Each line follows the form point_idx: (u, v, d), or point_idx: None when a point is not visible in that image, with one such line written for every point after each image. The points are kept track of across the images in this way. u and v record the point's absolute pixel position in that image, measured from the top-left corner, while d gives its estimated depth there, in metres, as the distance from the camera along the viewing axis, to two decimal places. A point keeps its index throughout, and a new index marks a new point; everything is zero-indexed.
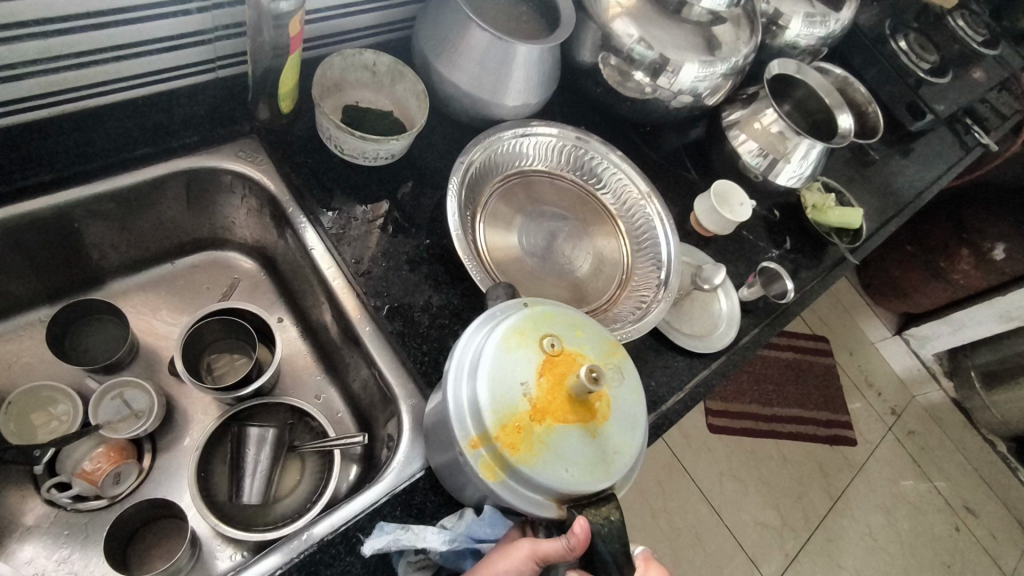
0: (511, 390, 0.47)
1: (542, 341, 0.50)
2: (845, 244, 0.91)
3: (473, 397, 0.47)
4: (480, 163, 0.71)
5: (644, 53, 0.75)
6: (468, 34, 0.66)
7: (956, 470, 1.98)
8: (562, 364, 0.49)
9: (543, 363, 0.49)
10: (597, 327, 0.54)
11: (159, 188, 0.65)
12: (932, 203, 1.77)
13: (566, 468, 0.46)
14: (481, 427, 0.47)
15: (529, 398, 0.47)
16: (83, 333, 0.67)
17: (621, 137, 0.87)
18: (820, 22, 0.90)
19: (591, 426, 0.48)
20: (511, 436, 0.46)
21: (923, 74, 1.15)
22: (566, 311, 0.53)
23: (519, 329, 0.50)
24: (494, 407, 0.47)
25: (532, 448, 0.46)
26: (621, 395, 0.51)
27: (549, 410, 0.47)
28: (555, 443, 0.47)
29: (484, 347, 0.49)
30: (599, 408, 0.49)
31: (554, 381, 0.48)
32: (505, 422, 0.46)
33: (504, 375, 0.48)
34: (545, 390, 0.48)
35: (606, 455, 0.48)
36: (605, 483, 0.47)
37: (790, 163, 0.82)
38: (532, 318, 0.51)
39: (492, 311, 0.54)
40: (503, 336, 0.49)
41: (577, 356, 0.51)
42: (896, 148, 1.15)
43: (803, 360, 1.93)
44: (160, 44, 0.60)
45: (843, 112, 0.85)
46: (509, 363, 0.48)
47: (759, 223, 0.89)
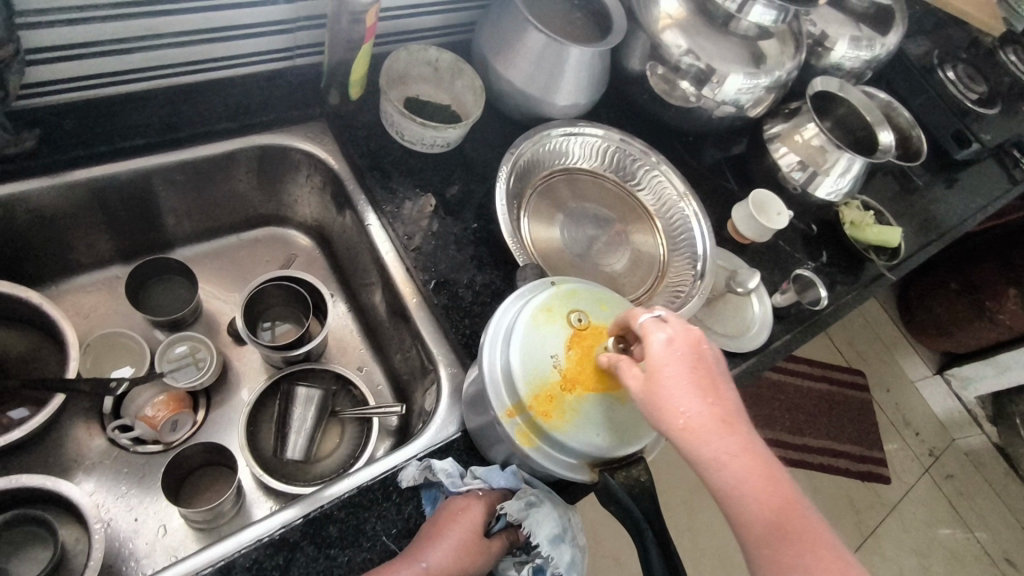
0: (541, 362, 0.50)
1: (569, 316, 0.52)
2: (883, 262, 0.92)
3: (507, 369, 0.50)
4: (528, 157, 0.75)
5: (691, 63, 0.78)
6: (525, 36, 0.71)
7: (997, 519, 1.90)
8: (589, 337, 0.52)
9: (571, 336, 0.52)
10: (621, 300, 0.56)
11: (235, 160, 0.71)
12: (979, 240, 1.74)
13: (597, 433, 0.49)
14: (516, 398, 0.50)
15: (559, 369, 0.50)
16: (155, 290, 0.74)
17: (664, 144, 0.91)
18: (866, 45, 0.93)
19: (619, 394, 0.51)
20: (544, 405, 0.49)
21: (971, 104, 1.15)
22: (592, 287, 0.56)
23: (547, 305, 0.53)
24: (526, 378, 0.49)
25: (564, 415, 0.49)
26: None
27: (578, 381, 0.50)
28: (586, 411, 0.49)
29: (515, 323, 0.52)
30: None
31: (582, 353, 0.51)
32: (537, 392, 0.49)
33: (535, 349, 0.50)
34: (574, 361, 0.50)
35: (634, 420, 0.50)
36: (636, 446, 0.50)
37: (829, 177, 0.84)
38: (559, 295, 0.54)
39: (520, 291, 0.57)
40: (532, 313, 0.52)
41: (603, 328, 0.53)
42: (940, 176, 1.15)
43: (837, 393, 1.90)
44: (250, 30, 0.66)
45: (885, 130, 0.87)
46: (539, 337, 0.51)
47: (796, 236, 0.91)
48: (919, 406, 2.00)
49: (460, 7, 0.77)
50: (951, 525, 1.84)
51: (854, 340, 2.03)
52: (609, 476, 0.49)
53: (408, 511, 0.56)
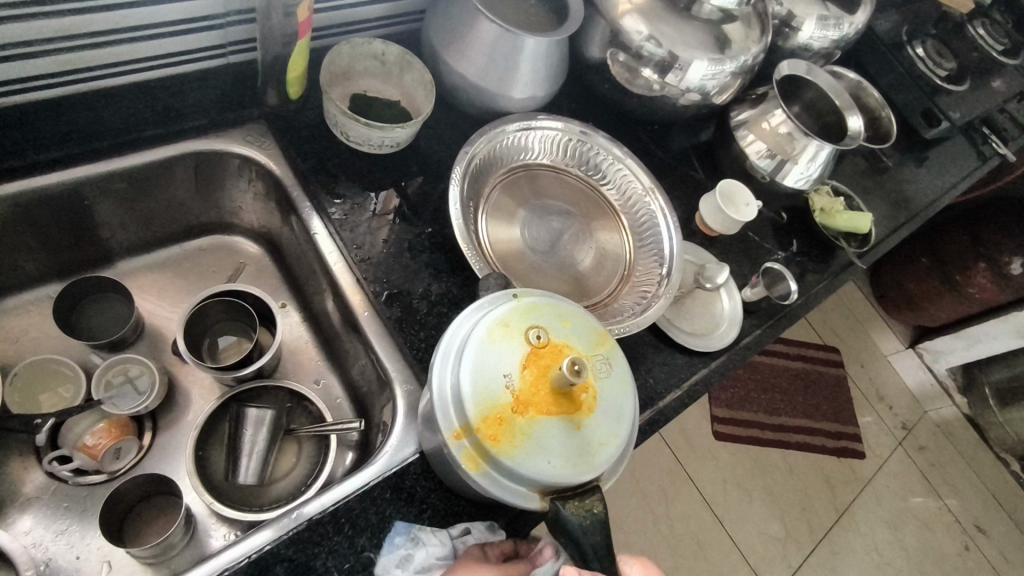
0: (494, 382, 0.47)
1: (527, 332, 0.49)
2: (853, 249, 0.91)
3: (456, 388, 0.47)
4: (484, 155, 0.72)
5: (654, 50, 0.75)
6: (476, 26, 0.67)
7: (968, 487, 1.94)
8: (547, 356, 0.49)
9: (527, 355, 0.49)
10: (584, 317, 0.53)
11: (168, 169, 0.66)
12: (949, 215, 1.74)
13: (548, 460, 0.46)
14: (464, 419, 0.46)
15: (512, 390, 0.47)
16: (88, 311, 0.69)
17: (628, 134, 0.87)
18: (834, 25, 0.90)
19: (575, 418, 0.48)
20: (493, 428, 0.46)
21: (940, 81, 1.13)
22: (553, 302, 0.53)
23: (504, 321, 0.50)
24: (476, 399, 0.46)
25: (513, 440, 0.46)
26: (608, 387, 0.50)
27: (532, 403, 0.47)
28: (538, 435, 0.46)
29: (469, 338, 0.49)
30: (585, 400, 0.49)
31: (538, 373, 0.48)
32: (486, 414, 0.46)
33: (488, 367, 0.47)
34: (529, 382, 0.47)
35: (589, 447, 0.48)
36: (589, 475, 0.47)
37: (798, 164, 0.82)
38: (518, 309, 0.51)
39: (479, 302, 0.53)
40: (488, 328, 0.49)
41: (563, 347, 0.50)
42: (910, 156, 1.13)
43: (812, 370, 1.91)
44: (172, 27, 0.61)
45: (853, 114, 0.84)
46: (494, 354, 0.48)
47: (766, 225, 0.89)
48: (891, 380, 2.03)
49: None
50: (923, 496, 1.88)
51: (828, 317, 2.04)
52: (561, 506, 0.46)
53: (362, 543, 0.53)
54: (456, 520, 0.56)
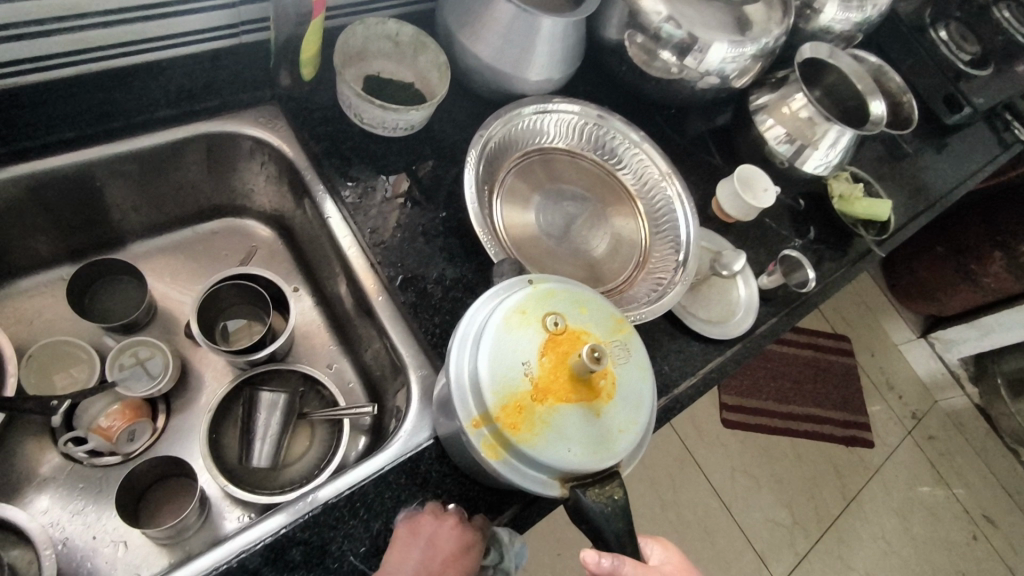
0: (512, 369, 0.46)
1: (544, 319, 0.49)
2: (872, 236, 0.89)
3: (474, 376, 0.47)
4: (498, 139, 0.70)
5: (672, 32, 0.73)
6: (492, 7, 0.65)
7: (977, 477, 1.94)
8: (565, 343, 0.48)
9: (545, 342, 0.48)
10: (601, 303, 0.52)
11: (181, 151, 0.66)
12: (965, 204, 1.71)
13: (569, 447, 0.46)
14: (483, 407, 0.46)
15: (531, 377, 0.47)
16: (101, 294, 0.69)
17: (644, 118, 0.86)
18: (857, 7, 0.87)
19: (595, 405, 0.47)
20: (512, 417, 0.45)
21: (964, 66, 1.10)
22: (570, 288, 0.52)
23: (521, 307, 0.49)
24: (495, 387, 0.46)
25: (533, 428, 0.46)
26: (626, 374, 0.50)
27: (551, 390, 0.47)
28: (558, 423, 0.46)
29: (485, 326, 0.48)
30: (604, 387, 0.48)
31: (556, 360, 0.48)
32: (505, 402, 0.46)
33: (506, 355, 0.47)
34: (547, 369, 0.47)
35: (609, 434, 0.47)
36: (609, 462, 0.47)
37: (818, 151, 0.80)
38: (534, 295, 0.50)
39: (494, 289, 0.53)
40: (504, 315, 0.48)
41: (581, 333, 0.49)
42: (930, 143, 1.11)
43: (822, 359, 1.90)
44: (185, 5, 0.60)
45: (876, 99, 0.82)
46: (511, 342, 0.47)
47: (784, 212, 0.87)
48: (901, 369, 2.01)
49: None
50: (932, 485, 1.87)
51: (839, 306, 2.02)
52: (582, 493, 0.46)
53: (377, 527, 0.53)
54: (471, 506, 0.56)
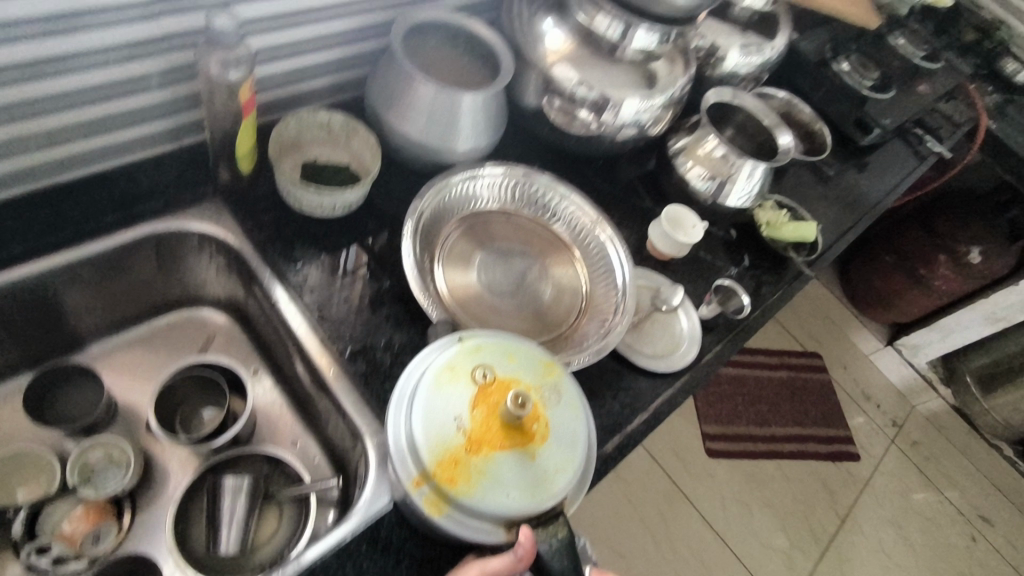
0: (445, 426, 0.49)
1: (473, 373, 0.52)
2: (802, 257, 0.95)
3: (410, 436, 0.49)
4: (433, 208, 0.75)
5: (585, 93, 0.79)
6: (413, 89, 0.71)
7: (966, 478, 1.95)
8: (494, 393, 0.51)
9: (475, 394, 0.51)
10: (530, 350, 0.55)
11: (129, 253, 0.69)
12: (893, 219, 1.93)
13: (507, 493, 0.48)
14: (421, 466, 0.49)
15: (464, 431, 0.49)
16: (59, 398, 0.70)
17: (574, 172, 0.91)
18: (755, 51, 0.96)
19: (529, 449, 0.50)
20: (448, 471, 0.48)
21: (868, 91, 1.19)
22: (498, 339, 0.55)
23: (450, 365, 0.52)
24: (429, 445, 0.48)
25: (470, 479, 0.48)
26: (559, 414, 0.52)
27: (484, 441, 0.49)
28: (493, 470, 0.48)
29: (417, 387, 0.51)
30: (536, 430, 0.50)
31: (487, 411, 0.50)
32: (440, 458, 0.48)
33: (438, 413, 0.50)
34: (478, 421, 0.50)
35: (546, 475, 0.49)
36: (549, 502, 0.49)
37: (737, 184, 0.86)
38: (463, 351, 0.53)
39: (428, 350, 0.56)
40: (434, 375, 0.51)
41: (509, 381, 0.52)
42: (850, 163, 1.19)
43: (796, 378, 1.93)
44: (123, 119, 0.64)
45: (783, 131, 0.89)
46: (442, 398, 0.50)
47: (717, 243, 0.92)
48: (874, 379, 2.06)
49: (346, 66, 0.77)
50: (922, 491, 1.88)
51: (804, 323, 2.08)
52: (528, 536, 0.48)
53: None
54: (435, 567, 0.57)
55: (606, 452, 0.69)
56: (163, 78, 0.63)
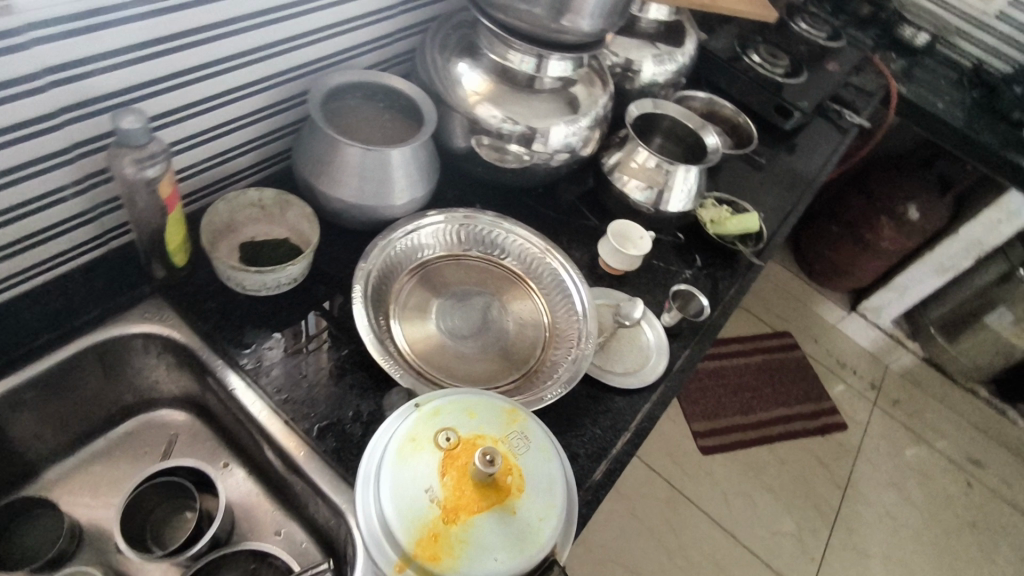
0: (416, 500, 0.48)
1: (436, 439, 0.51)
2: (750, 248, 0.96)
3: (382, 518, 0.48)
4: (380, 268, 0.74)
5: (512, 128, 0.81)
6: (339, 152, 0.70)
7: (951, 427, 1.99)
8: (460, 455, 0.50)
9: (442, 460, 0.50)
10: (490, 401, 0.54)
11: (72, 369, 0.66)
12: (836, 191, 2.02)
13: (494, 557, 0.47)
14: (399, 549, 0.47)
15: (437, 501, 0.48)
16: (19, 535, 0.66)
17: (516, 204, 0.92)
18: (668, 59, 1.02)
19: (508, 504, 0.49)
20: (429, 547, 0.46)
21: (780, 79, 1.25)
22: (455, 397, 0.54)
23: (411, 435, 0.51)
24: (405, 524, 0.47)
25: (453, 551, 0.47)
26: (532, 461, 0.51)
27: (460, 506, 0.48)
28: (476, 536, 0.47)
29: (380, 465, 0.50)
30: (510, 482, 0.50)
31: (457, 475, 0.49)
32: (418, 535, 0.47)
33: (406, 488, 0.48)
34: (451, 487, 0.49)
35: (531, 528, 0.48)
36: (538, 555, 0.48)
37: (674, 191, 0.88)
38: (422, 418, 0.52)
39: (387, 422, 0.54)
40: (396, 449, 0.50)
41: (473, 438, 0.51)
42: (780, 148, 1.22)
43: (771, 360, 1.98)
44: (42, 234, 0.62)
45: (709, 132, 0.91)
46: (409, 471, 0.49)
47: (668, 249, 0.94)
48: (845, 346, 2.11)
49: (268, 140, 0.76)
50: (913, 448, 1.91)
51: (768, 305, 2.13)
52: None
53: None
54: None
55: (595, 480, 0.68)
56: (77, 186, 0.61)
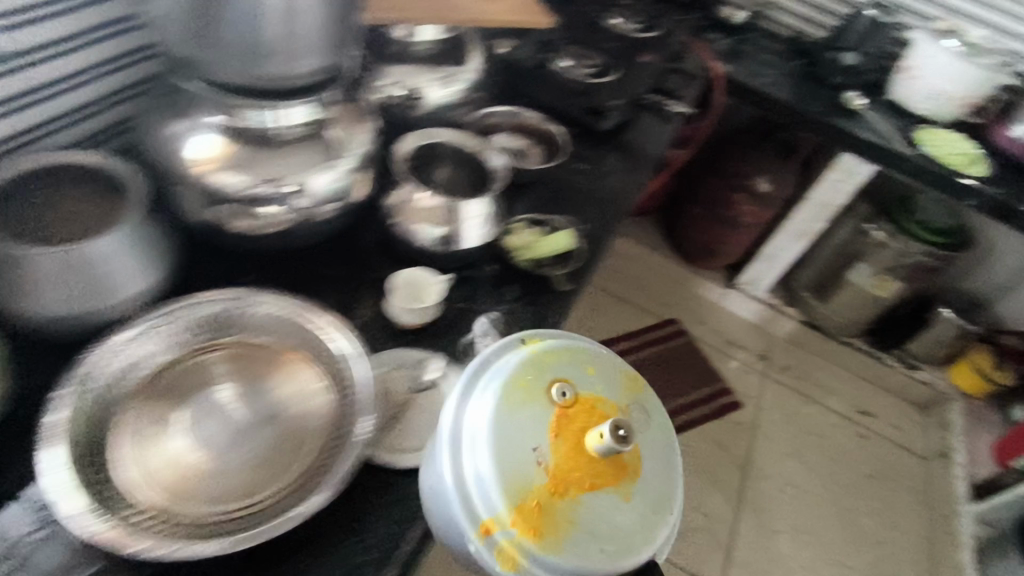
0: (523, 463, 0.63)
1: (547, 397, 0.67)
2: (567, 269, 0.89)
3: (478, 478, 0.62)
4: (95, 390, 0.67)
5: (260, 191, 0.71)
6: (27, 268, 0.64)
7: (839, 382, 2.04)
8: (573, 420, 0.67)
9: (551, 419, 0.66)
10: (610, 364, 0.73)
11: None
12: (692, 173, 2.03)
13: (597, 547, 0.63)
14: (493, 511, 0.62)
15: (544, 467, 0.64)
16: None
17: (296, 266, 0.82)
18: (450, 80, 0.95)
19: (622, 490, 0.67)
20: (528, 515, 0.62)
21: (589, 80, 1.20)
22: (569, 356, 0.72)
23: (521, 385, 0.67)
24: (507, 484, 0.62)
25: (555, 529, 0.63)
26: (650, 440, 0.71)
27: (563, 474, 0.64)
28: (584, 515, 0.64)
29: (480, 425, 0.64)
30: (633, 454, 0.69)
31: (569, 444, 0.66)
32: (518, 498, 0.62)
33: (514, 449, 0.63)
34: (561, 456, 0.65)
35: (642, 509, 0.67)
36: (636, 557, 0.65)
37: (469, 222, 0.82)
38: (530, 364, 0.69)
39: (485, 362, 0.70)
40: (505, 403, 0.66)
41: (592, 399, 0.70)
42: (602, 149, 1.17)
43: (659, 354, 1.98)
44: None
45: (489, 152, 0.86)
46: (519, 424, 0.65)
47: (479, 285, 0.86)
48: (731, 322, 2.12)
49: None
50: (806, 411, 1.95)
51: (653, 295, 2.13)
52: None
53: None
54: None
55: None
56: None
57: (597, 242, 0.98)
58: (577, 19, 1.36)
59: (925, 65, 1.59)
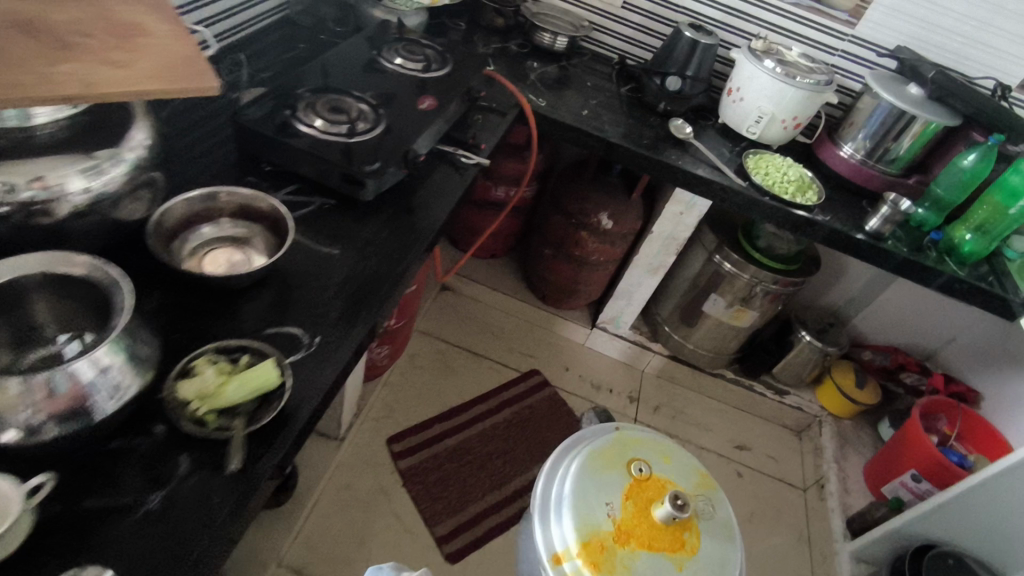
0: (601, 509, 1.14)
1: (635, 469, 1.21)
2: (258, 419, 0.67)
3: (568, 525, 1.12)
4: None
5: None
6: None
7: (710, 417, 1.95)
8: (644, 489, 1.18)
9: (631, 484, 1.19)
10: (679, 457, 1.25)
11: None
12: (539, 208, 1.86)
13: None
14: (564, 548, 1.11)
15: (614, 518, 1.13)
16: None
17: None
18: (99, 167, 0.69)
19: (672, 560, 1.10)
20: (591, 555, 1.09)
21: (346, 138, 0.97)
22: (648, 442, 1.26)
23: (609, 454, 1.22)
24: (580, 526, 1.12)
25: (607, 568, 1.09)
26: (702, 523, 1.16)
27: (630, 529, 1.13)
28: (646, 559, 1.10)
29: (572, 473, 1.18)
30: (689, 526, 1.14)
31: (637, 502, 1.16)
32: (591, 539, 1.11)
33: (606, 489, 1.17)
34: (629, 510, 1.15)
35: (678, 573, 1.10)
36: None
37: (90, 392, 0.58)
38: (621, 441, 1.25)
39: (588, 434, 1.27)
40: (593, 458, 1.21)
41: (661, 473, 1.22)
42: (366, 223, 0.96)
43: (519, 413, 1.77)
44: None
45: (104, 268, 0.66)
46: (602, 494, 1.16)
47: (128, 463, 0.62)
48: (596, 365, 1.98)
49: None
50: None
51: (512, 344, 1.97)
52: None
53: None
54: None
55: None
56: None
57: (323, 361, 0.76)
58: (343, 70, 1.16)
59: (750, 87, 1.50)
